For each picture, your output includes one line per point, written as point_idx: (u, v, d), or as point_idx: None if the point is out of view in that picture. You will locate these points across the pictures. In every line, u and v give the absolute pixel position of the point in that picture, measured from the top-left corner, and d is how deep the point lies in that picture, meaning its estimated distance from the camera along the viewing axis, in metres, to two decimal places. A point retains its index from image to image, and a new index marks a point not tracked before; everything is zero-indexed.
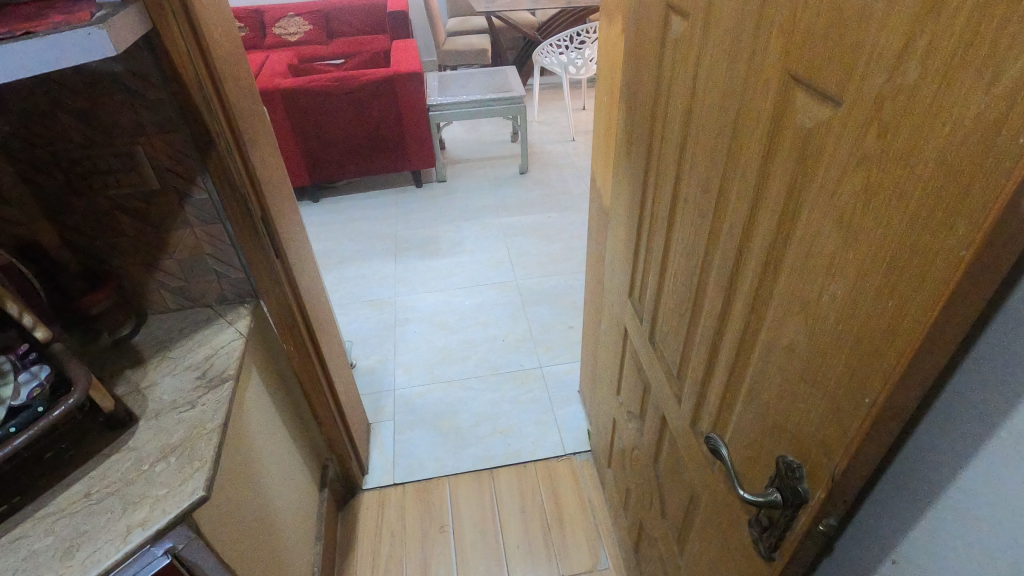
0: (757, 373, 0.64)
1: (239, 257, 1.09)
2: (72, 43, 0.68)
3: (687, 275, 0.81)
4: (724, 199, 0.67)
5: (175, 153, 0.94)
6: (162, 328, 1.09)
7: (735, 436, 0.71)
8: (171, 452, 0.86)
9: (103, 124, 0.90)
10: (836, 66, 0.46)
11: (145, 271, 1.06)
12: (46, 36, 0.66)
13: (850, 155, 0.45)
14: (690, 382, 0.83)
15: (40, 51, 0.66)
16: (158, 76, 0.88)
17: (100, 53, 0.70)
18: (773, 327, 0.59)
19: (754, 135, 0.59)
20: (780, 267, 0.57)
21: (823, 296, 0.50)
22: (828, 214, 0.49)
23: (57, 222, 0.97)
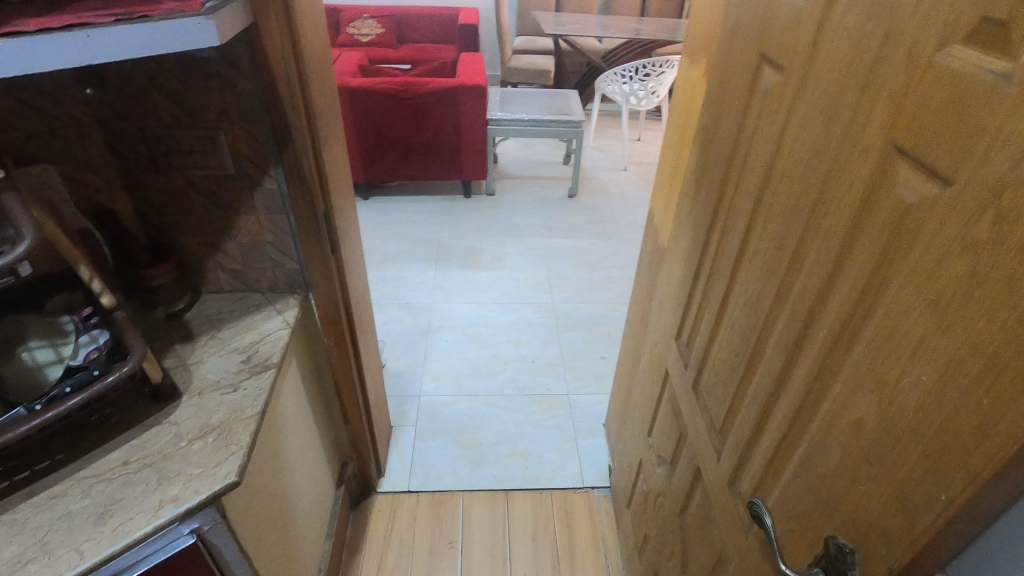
0: (812, 445, 0.61)
1: (296, 249, 1.11)
2: (183, 30, 0.71)
3: (744, 330, 0.79)
4: (799, 259, 0.66)
5: (253, 142, 0.97)
6: (214, 308, 1.11)
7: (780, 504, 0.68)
8: (210, 432, 0.87)
9: (191, 107, 0.93)
10: (951, 145, 0.44)
11: (207, 251, 1.09)
12: (161, 20, 0.69)
13: (956, 238, 0.43)
14: (733, 439, 0.81)
15: (153, 34, 0.69)
16: (251, 69, 0.90)
17: (206, 42, 0.73)
18: (838, 400, 0.57)
19: (841, 202, 0.57)
20: (858, 341, 0.55)
21: (905, 378, 0.48)
22: (919, 294, 0.47)
23: (133, 193, 1.01)
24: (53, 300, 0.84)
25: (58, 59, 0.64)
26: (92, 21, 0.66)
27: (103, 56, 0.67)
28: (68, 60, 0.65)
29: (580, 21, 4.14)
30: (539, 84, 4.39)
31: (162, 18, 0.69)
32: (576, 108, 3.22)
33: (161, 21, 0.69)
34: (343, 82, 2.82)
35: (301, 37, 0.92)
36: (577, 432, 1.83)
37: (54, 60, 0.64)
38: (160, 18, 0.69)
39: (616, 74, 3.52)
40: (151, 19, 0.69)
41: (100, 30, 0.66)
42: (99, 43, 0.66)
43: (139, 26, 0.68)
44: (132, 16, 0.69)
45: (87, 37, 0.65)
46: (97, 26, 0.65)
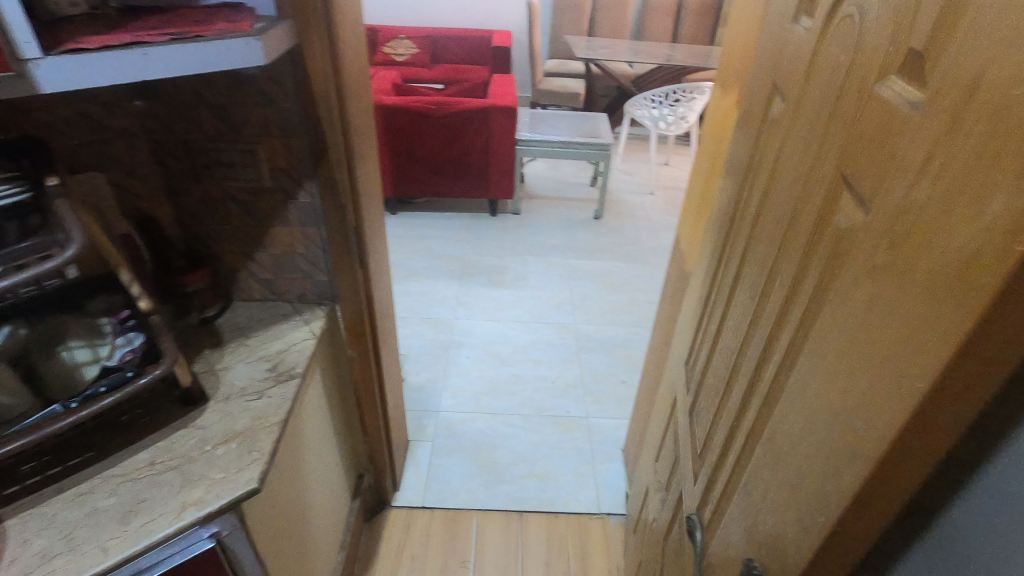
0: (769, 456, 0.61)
1: (325, 261, 1.14)
2: (232, 50, 0.74)
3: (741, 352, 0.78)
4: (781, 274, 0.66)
5: (291, 157, 1.00)
6: (243, 316, 1.14)
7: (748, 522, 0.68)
8: (233, 438, 0.89)
9: (235, 121, 0.97)
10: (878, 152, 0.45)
11: (240, 259, 1.12)
12: (213, 40, 0.73)
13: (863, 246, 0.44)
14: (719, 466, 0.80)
15: (205, 54, 0.72)
16: (292, 87, 0.94)
17: (253, 62, 0.76)
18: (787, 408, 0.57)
19: (801, 227, 0.58)
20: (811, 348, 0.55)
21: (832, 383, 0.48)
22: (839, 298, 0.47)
23: (174, 201, 1.04)
24: (94, 303, 0.88)
25: (116, 76, 0.67)
26: (148, 41, 0.69)
27: (158, 73, 0.70)
28: (125, 77, 0.68)
29: (612, 45, 4.20)
30: (568, 107, 4.43)
31: (214, 38, 0.73)
32: (605, 131, 3.24)
33: (213, 41, 0.72)
34: (378, 99, 2.90)
35: (342, 58, 0.95)
36: (595, 455, 1.81)
37: (112, 77, 0.67)
38: (212, 39, 0.73)
39: (646, 99, 3.54)
40: (204, 39, 0.72)
41: (156, 48, 0.69)
42: (154, 60, 0.69)
43: (193, 45, 0.71)
44: (185, 37, 0.72)
45: (144, 54, 0.68)
46: (153, 44, 0.69)
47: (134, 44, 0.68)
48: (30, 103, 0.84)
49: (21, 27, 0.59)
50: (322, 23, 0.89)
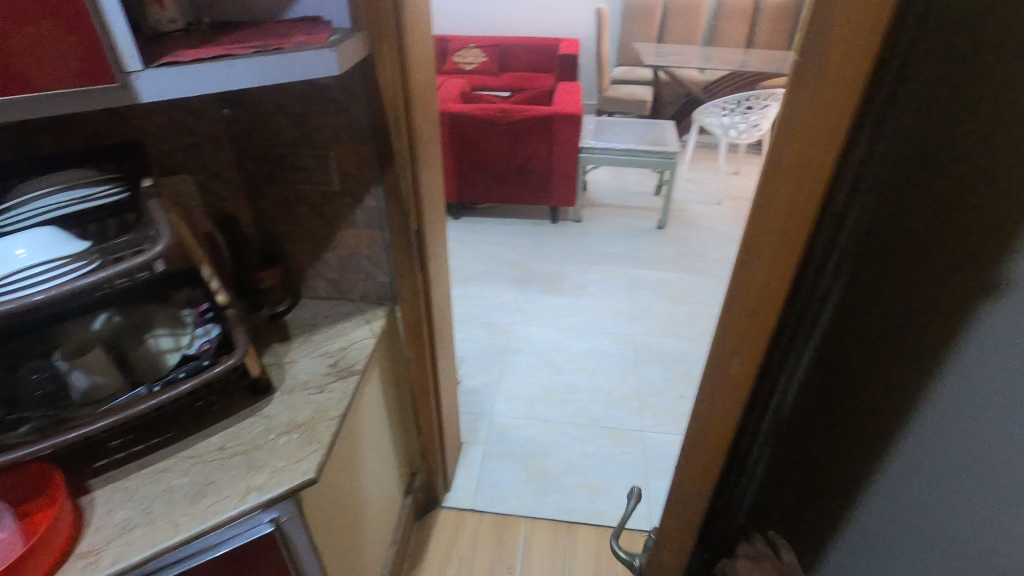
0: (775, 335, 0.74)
1: (388, 263, 1.18)
2: (308, 61, 0.78)
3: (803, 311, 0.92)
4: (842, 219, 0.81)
5: (360, 162, 1.04)
6: (310, 312, 1.20)
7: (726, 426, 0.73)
8: (295, 429, 0.93)
9: (310, 128, 1.02)
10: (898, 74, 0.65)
11: (310, 259, 1.18)
12: (293, 52, 0.77)
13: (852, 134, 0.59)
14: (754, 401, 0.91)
15: (284, 65, 0.77)
16: (363, 96, 0.97)
17: (327, 72, 0.80)
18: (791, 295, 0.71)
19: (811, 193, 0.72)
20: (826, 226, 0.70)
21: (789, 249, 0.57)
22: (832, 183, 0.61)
23: (252, 203, 1.11)
24: (178, 295, 0.97)
25: (205, 86, 0.72)
26: (234, 53, 0.74)
27: (242, 84, 0.75)
28: (213, 87, 0.73)
29: (682, 52, 4.11)
30: (634, 114, 4.37)
31: (293, 50, 0.77)
32: (672, 139, 3.17)
33: (291, 52, 0.77)
34: (444, 107, 2.97)
35: (410, 68, 0.97)
36: (648, 471, 1.76)
37: (201, 87, 0.72)
38: (291, 51, 0.77)
39: (716, 106, 3.43)
40: (283, 51, 0.77)
41: (241, 60, 0.74)
42: (238, 72, 0.74)
43: (274, 56, 0.76)
44: (267, 49, 0.77)
45: (230, 66, 0.73)
46: (239, 57, 0.74)
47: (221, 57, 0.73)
48: (132, 111, 0.92)
49: (125, 43, 0.65)
50: (393, 35, 0.92)
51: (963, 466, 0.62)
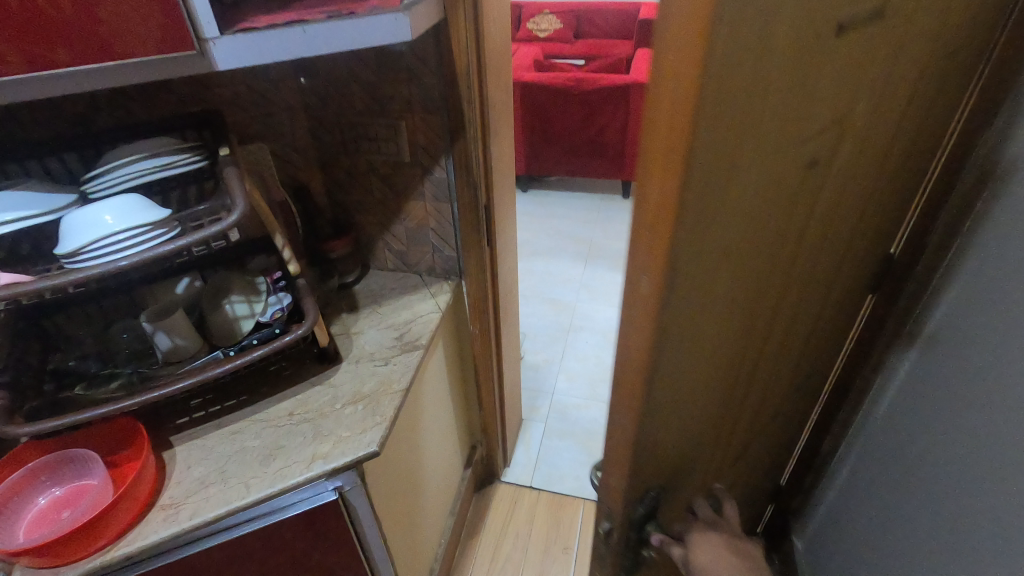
0: (730, 340, 0.70)
1: (455, 237, 1.15)
2: (381, 26, 0.75)
3: (816, 311, 0.88)
4: (857, 215, 0.76)
5: (431, 133, 1.01)
6: (378, 284, 1.20)
7: (664, 446, 0.70)
8: (360, 400, 0.94)
9: (382, 96, 0.99)
10: (889, 56, 0.56)
11: (378, 230, 1.18)
12: (366, 16, 0.74)
13: (808, 120, 0.52)
14: (729, 414, 0.87)
15: (357, 29, 0.74)
16: (435, 63, 0.94)
17: (399, 37, 0.77)
18: (748, 300, 0.66)
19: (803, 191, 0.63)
20: (795, 231, 0.64)
21: (709, 254, 0.52)
22: (791, 177, 0.55)
23: (324, 172, 1.12)
24: (254, 261, 0.99)
25: (278, 53, 0.71)
26: (307, 18, 0.72)
27: (314, 50, 0.73)
28: (286, 53, 0.71)
29: None
30: None
31: (366, 14, 0.74)
32: None
33: (364, 16, 0.74)
34: (517, 76, 2.90)
35: (484, 34, 0.93)
36: None
37: (275, 53, 0.71)
38: (364, 14, 0.74)
39: None
40: (356, 15, 0.74)
41: (313, 26, 0.72)
42: (311, 38, 0.72)
43: (347, 21, 0.73)
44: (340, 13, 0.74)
45: (303, 32, 0.71)
46: (312, 22, 0.72)
47: (295, 23, 0.71)
48: (213, 80, 0.94)
49: (202, 8, 0.64)
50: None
51: (974, 477, 0.76)
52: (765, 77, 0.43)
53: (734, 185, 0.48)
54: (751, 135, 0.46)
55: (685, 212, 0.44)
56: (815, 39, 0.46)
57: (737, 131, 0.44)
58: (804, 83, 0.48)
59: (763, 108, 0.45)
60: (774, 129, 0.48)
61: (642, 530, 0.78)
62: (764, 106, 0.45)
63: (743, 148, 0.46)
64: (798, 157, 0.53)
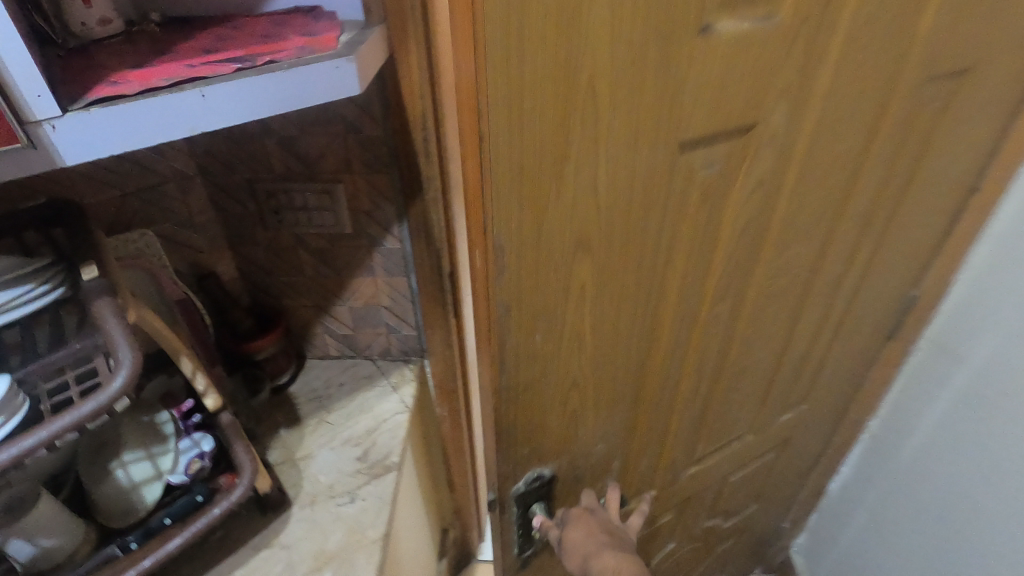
0: (644, 325, 0.78)
1: (415, 314, 0.94)
2: (315, 79, 0.51)
3: (783, 329, 0.91)
4: (809, 236, 0.79)
5: (377, 197, 0.79)
6: (320, 379, 0.97)
7: (563, 409, 0.83)
8: (327, 564, 0.71)
9: (308, 156, 0.76)
10: (785, 80, 0.60)
11: (315, 314, 0.94)
12: (293, 65, 0.50)
13: (673, 130, 0.59)
14: (673, 407, 0.94)
15: (282, 88, 0.50)
16: (379, 110, 0.72)
17: (342, 93, 0.53)
18: (656, 288, 0.75)
19: (734, 189, 0.68)
20: (697, 233, 0.71)
21: (566, 231, 0.63)
22: (668, 178, 0.63)
23: (236, 252, 0.86)
24: (150, 385, 0.73)
25: (166, 131, 0.46)
26: (204, 75, 0.48)
27: (221, 122, 0.48)
28: (177, 131, 0.46)
29: None
30: None
31: (292, 63, 0.51)
32: None
33: (290, 66, 0.50)
34: None
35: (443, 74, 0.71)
36: None
37: (160, 132, 0.46)
38: (290, 64, 0.51)
39: None
40: (279, 66, 0.50)
41: (216, 86, 0.47)
42: (215, 105, 0.47)
43: (267, 74, 0.49)
44: (256, 65, 0.51)
45: (201, 96, 0.46)
46: (212, 81, 0.47)
47: (188, 84, 0.46)
48: None
49: (25, 76, 0.39)
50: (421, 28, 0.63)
51: None
52: (587, 87, 0.53)
53: (572, 174, 0.59)
54: (581, 137, 0.56)
55: (504, 190, 0.58)
56: (653, 59, 0.53)
57: (557, 130, 0.55)
58: (653, 96, 0.56)
59: (594, 113, 0.55)
60: (621, 131, 0.57)
61: (529, 508, 0.96)
62: (593, 114, 0.55)
63: (570, 138, 0.56)
64: (670, 154, 0.61)
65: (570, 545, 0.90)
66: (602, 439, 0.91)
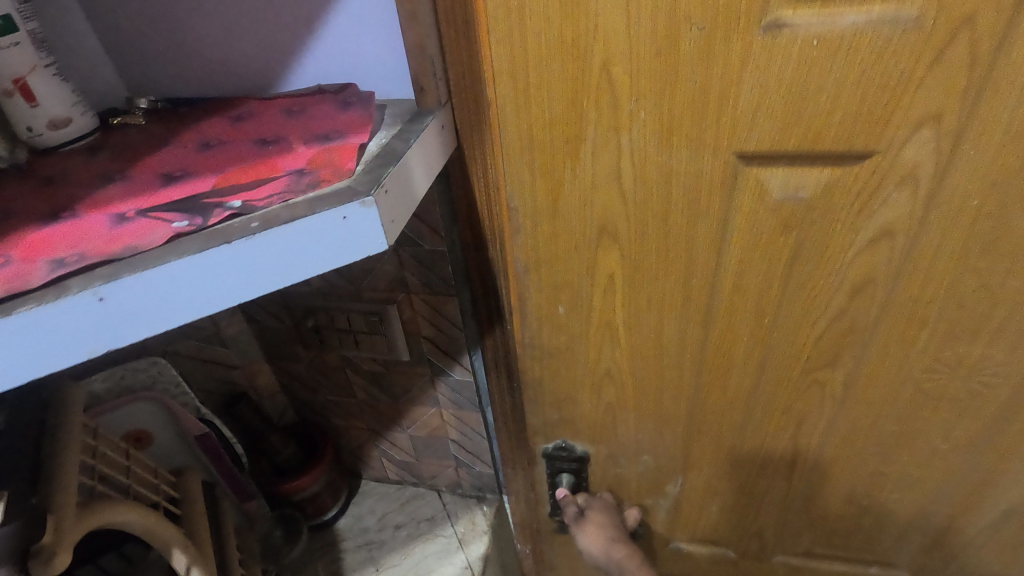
0: (744, 436, 0.57)
1: (492, 451, 0.72)
2: (305, 243, 0.29)
3: (976, 465, 0.52)
4: (1013, 337, 0.44)
5: (442, 322, 0.58)
6: (374, 516, 0.77)
7: (594, 395, 0.58)
8: None
9: (352, 271, 0.56)
10: (928, 96, 0.35)
11: (369, 437, 0.75)
12: (267, 228, 0.28)
13: (742, 146, 0.39)
14: (783, 538, 0.66)
15: (241, 266, 0.28)
16: (445, 220, 0.50)
17: (353, 257, 0.30)
18: (763, 396, 0.53)
19: (922, 299, 0.43)
20: (776, 283, 0.45)
21: (587, 221, 0.46)
22: (756, 228, 0.43)
23: (276, 365, 0.70)
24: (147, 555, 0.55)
25: (36, 362, 0.26)
26: (116, 253, 0.27)
27: (139, 333, 0.28)
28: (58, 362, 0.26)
29: None
30: None
31: (265, 219, 0.29)
32: None
33: (257, 228, 0.28)
34: None
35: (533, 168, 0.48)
36: None
37: (32, 364, 0.26)
38: (261, 222, 0.29)
39: None
40: (241, 224, 0.29)
41: (124, 281, 0.26)
42: (122, 314, 0.27)
43: (214, 248, 0.27)
44: (208, 224, 0.29)
45: (100, 302, 0.26)
46: (116, 272, 0.26)
47: (77, 283, 0.26)
48: None
49: None
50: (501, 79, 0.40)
51: None
52: (606, 69, 0.38)
53: (591, 172, 0.43)
54: (600, 128, 0.41)
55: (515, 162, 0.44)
56: (692, 46, 0.36)
57: (567, 108, 0.40)
58: (693, 91, 0.38)
59: (614, 93, 0.39)
60: (652, 124, 0.40)
61: (556, 477, 0.67)
62: (612, 97, 0.39)
63: (582, 132, 0.41)
64: (756, 196, 0.41)
65: (586, 533, 0.65)
66: (650, 449, 0.61)
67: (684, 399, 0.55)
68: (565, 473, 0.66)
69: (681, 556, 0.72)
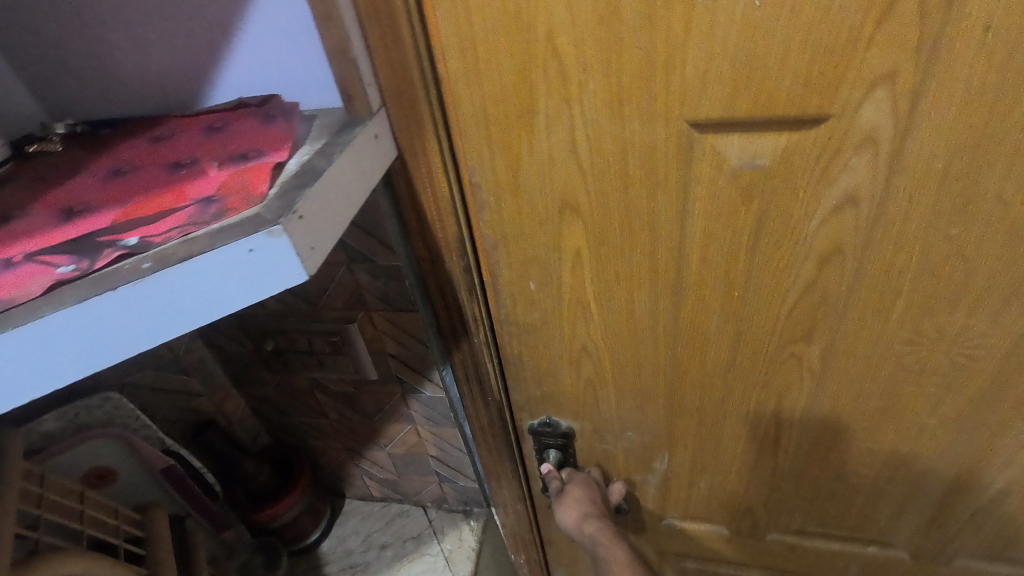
0: (729, 420, 0.54)
1: (474, 466, 0.69)
2: (205, 282, 0.26)
3: (967, 440, 0.49)
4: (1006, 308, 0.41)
5: (407, 338, 0.55)
6: (359, 536, 0.75)
7: (573, 371, 0.55)
8: None
9: (307, 292, 0.53)
10: (883, 54, 0.32)
11: (348, 457, 0.72)
12: (158, 270, 0.25)
13: (699, 115, 0.36)
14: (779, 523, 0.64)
15: (133, 312, 0.26)
16: (397, 236, 0.47)
17: (265, 291, 0.27)
18: (744, 380, 0.51)
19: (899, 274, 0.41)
20: (743, 259, 0.42)
21: (549, 196, 0.43)
22: (721, 203, 0.40)
23: (244, 389, 0.67)
24: None
25: None
26: None
27: (23, 394, 0.26)
28: None
29: None
30: None
31: (158, 258, 0.26)
32: None
33: (148, 270, 0.25)
34: None
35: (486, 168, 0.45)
36: None
37: None
38: (153, 261, 0.26)
39: None
40: (132, 266, 0.26)
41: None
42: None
43: (98, 297, 0.25)
44: (95, 269, 0.26)
45: None
46: None
47: None
48: None
49: None
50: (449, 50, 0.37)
51: None
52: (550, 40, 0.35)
53: (547, 148, 0.40)
54: (551, 101, 0.38)
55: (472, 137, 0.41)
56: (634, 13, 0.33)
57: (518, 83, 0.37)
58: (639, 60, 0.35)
59: (559, 65, 0.36)
60: (603, 95, 0.37)
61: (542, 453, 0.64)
62: (558, 70, 0.36)
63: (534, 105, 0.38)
64: (719, 173, 0.39)
65: (563, 508, 0.61)
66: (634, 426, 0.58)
67: (665, 382, 0.53)
68: (551, 450, 0.63)
69: (675, 533, 0.70)
